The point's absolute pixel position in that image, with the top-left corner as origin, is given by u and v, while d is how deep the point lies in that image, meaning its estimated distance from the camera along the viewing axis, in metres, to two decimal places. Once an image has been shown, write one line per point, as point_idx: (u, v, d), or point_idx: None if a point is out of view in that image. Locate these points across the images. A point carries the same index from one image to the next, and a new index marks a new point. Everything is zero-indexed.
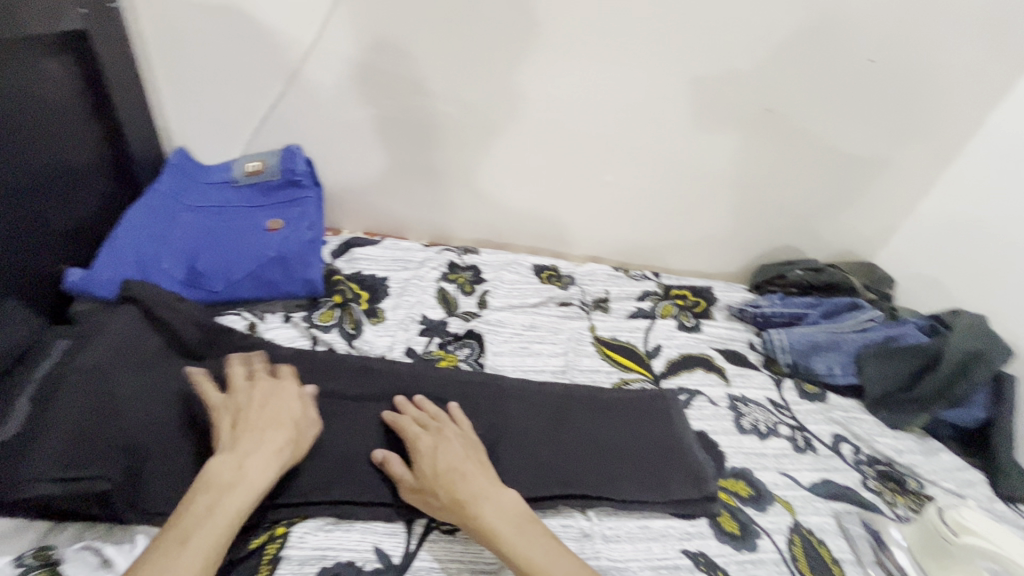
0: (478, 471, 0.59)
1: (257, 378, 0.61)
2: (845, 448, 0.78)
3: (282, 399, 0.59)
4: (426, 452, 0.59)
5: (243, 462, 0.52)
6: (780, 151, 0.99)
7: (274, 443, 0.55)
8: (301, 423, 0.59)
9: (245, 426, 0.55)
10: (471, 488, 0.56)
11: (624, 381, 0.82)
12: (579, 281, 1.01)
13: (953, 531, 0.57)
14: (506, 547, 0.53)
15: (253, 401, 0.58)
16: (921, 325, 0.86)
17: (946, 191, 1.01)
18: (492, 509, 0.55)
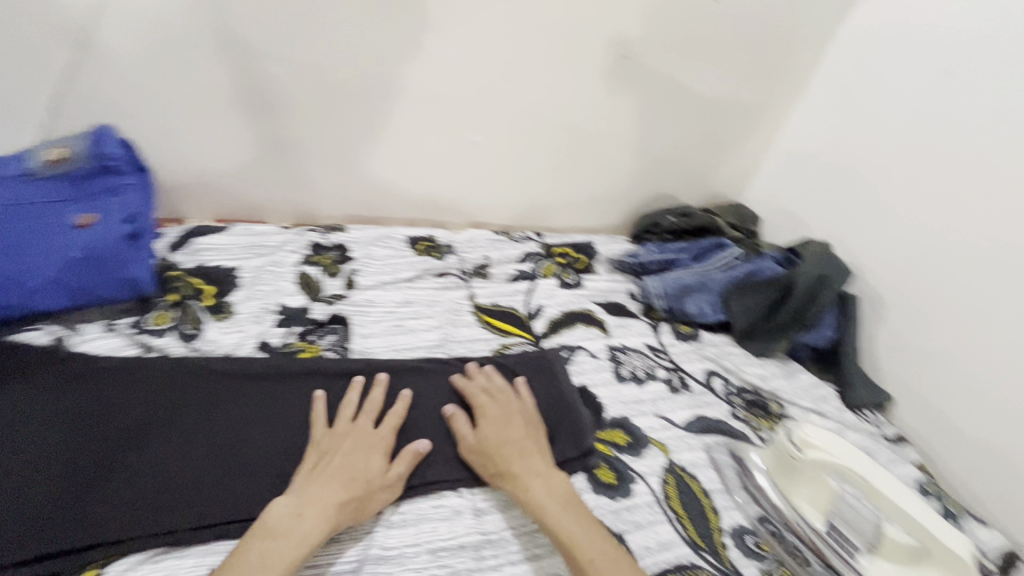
0: (535, 446, 0.62)
1: (341, 428, 0.61)
2: (716, 382, 0.81)
3: (364, 454, 0.58)
4: (496, 422, 0.63)
5: (304, 509, 0.52)
6: (644, 100, 1.00)
7: (338, 497, 0.54)
8: (375, 484, 0.57)
9: (317, 474, 0.56)
10: (524, 464, 0.60)
11: (504, 347, 0.80)
12: (458, 250, 0.97)
13: (798, 446, 0.61)
14: (547, 522, 0.55)
15: (342, 449, 0.58)
16: (777, 257, 0.91)
17: (796, 128, 1.07)
18: (540, 487, 0.58)
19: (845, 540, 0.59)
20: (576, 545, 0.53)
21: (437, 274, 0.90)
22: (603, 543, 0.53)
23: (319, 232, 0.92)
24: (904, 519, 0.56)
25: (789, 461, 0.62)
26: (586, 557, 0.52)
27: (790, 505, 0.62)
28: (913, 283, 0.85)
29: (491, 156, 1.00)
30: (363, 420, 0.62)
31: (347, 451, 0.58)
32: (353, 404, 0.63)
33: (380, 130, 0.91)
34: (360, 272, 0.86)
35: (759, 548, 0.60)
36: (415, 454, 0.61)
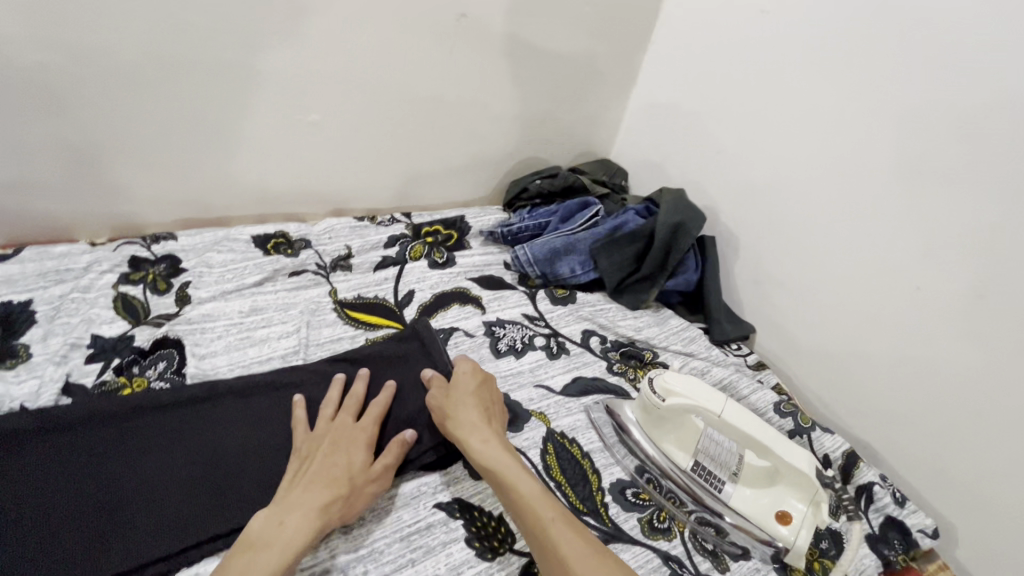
0: (494, 414, 0.61)
1: (317, 430, 0.58)
2: (593, 341, 0.82)
3: (343, 450, 0.56)
4: (465, 385, 0.63)
5: (287, 516, 0.49)
6: (492, 62, 0.95)
7: (321, 497, 0.51)
8: (359, 478, 0.54)
9: (298, 481, 0.53)
10: (486, 427, 0.58)
11: (371, 341, 0.75)
12: (314, 242, 0.89)
13: (661, 395, 0.61)
14: (504, 478, 0.53)
15: (319, 452, 0.56)
16: (640, 210, 0.92)
17: (647, 79, 1.09)
18: (496, 448, 0.56)
19: (712, 475, 0.62)
20: (534, 502, 0.50)
21: (291, 273, 0.82)
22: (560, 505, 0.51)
23: (140, 242, 0.79)
24: (757, 448, 0.59)
25: (655, 410, 0.62)
26: (543, 514, 0.49)
27: (662, 452, 0.63)
28: (758, 217, 0.90)
29: (337, 136, 0.91)
30: (343, 419, 0.59)
31: (327, 451, 0.56)
32: (333, 402, 0.61)
33: (195, 120, 0.78)
34: (196, 284, 0.76)
35: (639, 498, 0.61)
36: (402, 443, 0.58)
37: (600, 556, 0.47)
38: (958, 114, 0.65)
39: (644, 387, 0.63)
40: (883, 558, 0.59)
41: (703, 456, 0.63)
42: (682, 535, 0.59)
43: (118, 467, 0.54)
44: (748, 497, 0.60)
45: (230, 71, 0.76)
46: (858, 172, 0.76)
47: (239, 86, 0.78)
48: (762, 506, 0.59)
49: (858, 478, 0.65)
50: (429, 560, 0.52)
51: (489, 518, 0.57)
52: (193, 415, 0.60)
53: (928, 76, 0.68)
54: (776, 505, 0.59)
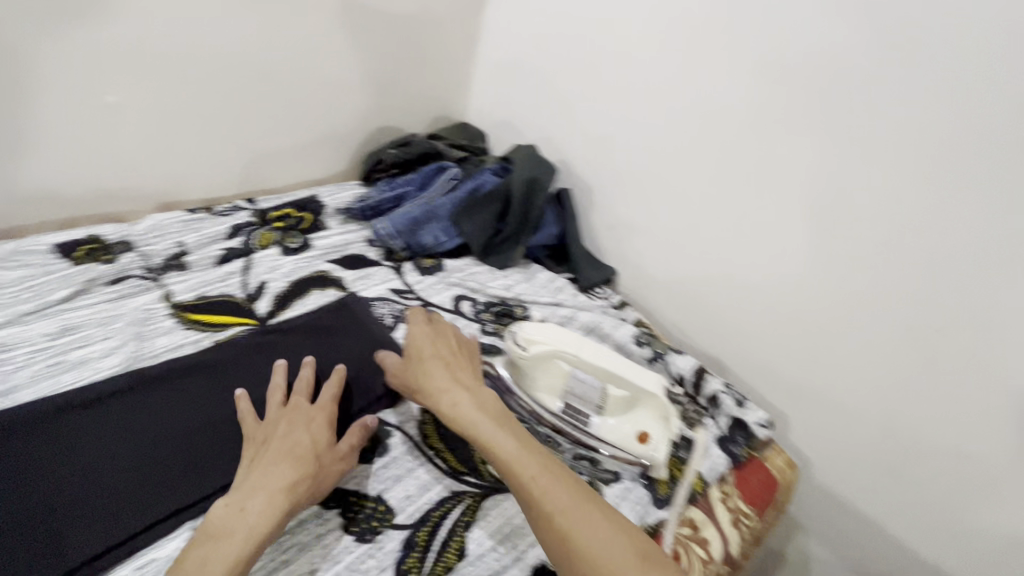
0: (461, 366, 0.59)
1: (272, 417, 0.55)
2: (465, 305, 0.82)
3: (305, 429, 0.54)
4: (422, 346, 0.61)
5: (248, 501, 0.47)
6: (321, 24, 0.88)
7: (288, 476, 0.49)
8: (326, 458, 0.53)
9: (261, 463, 0.51)
10: (456, 385, 0.56)
11: (219, 342, 0.68)
12: (138, 244, 0.78)
13: (524, 346, 0.65)
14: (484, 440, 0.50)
15: (277, 431, 0.53)
16: (496, 169, 0.92)
17: (490, 39, 1.08)
18: (469, 407, 0.53)
19: (579, 412, 0.64)
20: (516, 461, 0.49)
21: (111, 282, 0.72)
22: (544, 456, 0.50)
23: None
24: (613, 378, 0.64)
25: (520, 362, 0.65)
26: (528, 474, 0.48)
27: (534, 401, 0.65)
28: (606, 167, 0.95)
29: (147, 120, 0.79)
30: (295, 400, 0.57)
31: (287, 431, 0.53)
32: (280, 389, 0.59)
33: None
34: None
35: None
36: (365, 427, 0.58)
37: (587, 508, 0.46)
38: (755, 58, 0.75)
39: (507, 341, 0.65)
40: (731, 454, 0.68)
41: (570, 396, 0.65)
42: None
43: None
44: (614, 426, 0.64)
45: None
46: (687, 114, 0.83)
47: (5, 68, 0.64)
48: (626, 431, 0.64)
49: (707, 389, 0.73)
50: (303, 557, 0.50)
51: (365, 500, 0.55)
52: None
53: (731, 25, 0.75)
54: (636, 427, 0.64)
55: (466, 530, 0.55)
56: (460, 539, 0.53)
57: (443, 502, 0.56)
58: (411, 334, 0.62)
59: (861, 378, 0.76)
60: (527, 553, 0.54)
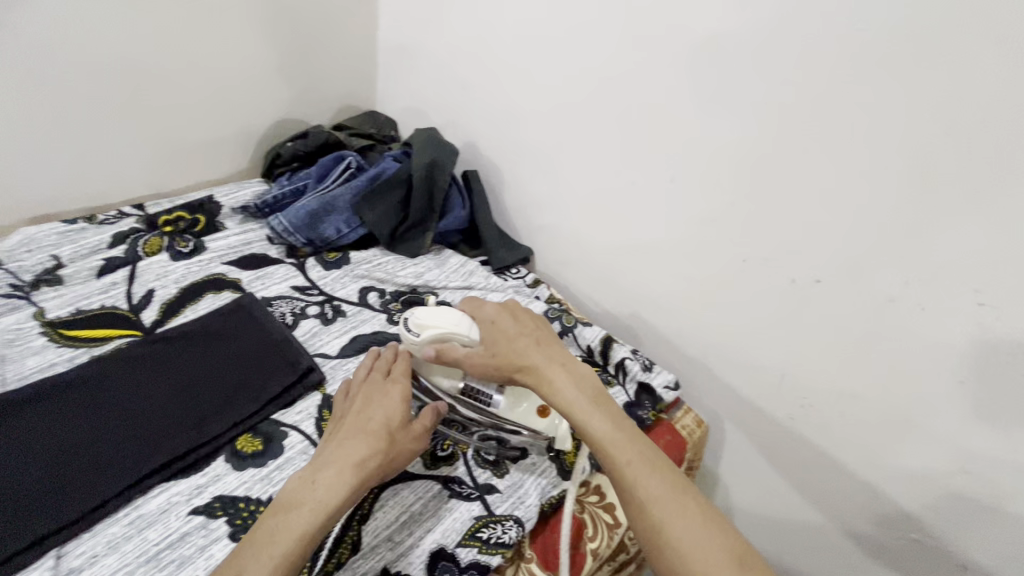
0: (550, 345, 0.57)
1: (355, 390, 0.58)
2: (372, 297, 0.80)
3: (381, 404, 0.55)
4: (504, 327, 0.58)
5: (319, 473, 0.48)
6: (197, 14, 0.82)
7: (360, 453, 0.50)
8: (399, 435, 0.53)
9: (339, 437, 0.52)
10: (551, 365, 0.54)
11: (96, 357, 0.64)
12: (4, 260, 0.72)
13: (416, 331, 0.59)
14: (581, 423, 0.51)
15: (355, 409, 0.55)
16: (397, 155, 0.89)
17: (389, 21, 1.04)
18: (566, 388, 0.53)
19: (478, 392, 0.60)
20: (611, 446, 0.49)
21: None
22: (644, 446, 0.49)
23: None
24: None
25: (414, 347, 0.60)
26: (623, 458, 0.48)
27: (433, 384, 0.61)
28: (511, 146, 0.93)
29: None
30: (375, 378, 0.58)
31: (364, 408, 0.54)
32: (364, 366, 0.60)
33: None
34: None
35: None
36: (435, 413, 0.57)
37: (681, 500, 0.46)
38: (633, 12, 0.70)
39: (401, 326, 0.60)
40: (638, 418, 0.69)
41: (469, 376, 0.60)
42: (465, 456, 0.62)
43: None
44: (513, 404, 0.60)
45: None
46: (581, 80, 0.78)
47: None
48: (525, 407, 0.60)
49: (615, 356, 0.74)
50: (183, 571, 0.48)
51: (255, 505, 0.53)
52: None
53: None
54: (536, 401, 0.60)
55: (362, 524, 0.53)
56: (354, 533, 0.52)
57: None
58: (490, 317, 0.59)
59: (765, 350, 0.72)
60: (424, 539, 0.53)
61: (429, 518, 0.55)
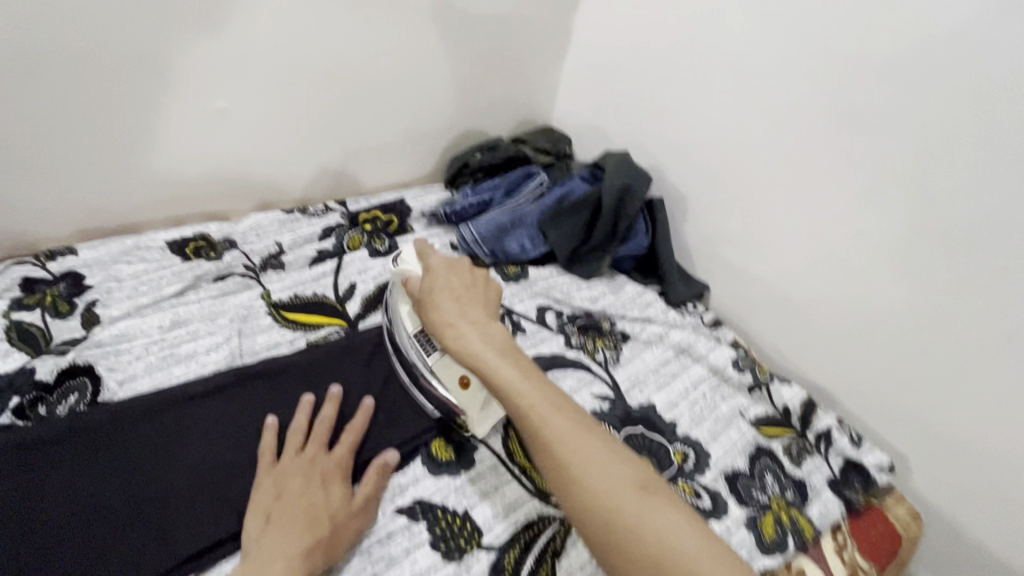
0: (473, 301, 0.53)
1: (286, 461, 0.54)
2: (549, 316, 0.79)
3: (319, 486, 0.52)
4: (434, 278, 0.55)
5: (269, 566, 0.45)
6: (419, 29, 0.88)
7: (301, 542, 0.47)
8: (341, 514, 0.50)
9: (278, 521, 0.49)
10: (461, 317, 0.51)
11: (311, 343, 0.69)
12: (240, 242, 0.81)
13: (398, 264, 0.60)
14: (484, 375, 0.47)
15: (292, 491, 0.51)
16: (585, 176, 0.89)
17: (582, 38, 1.04)
18: (469, 344, 0.49)
19: (427, 340, 0.61)
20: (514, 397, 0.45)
21: (216, 279, 0.75)
22: (551, 396, 0.45)
23: (32, 262, 0.69)
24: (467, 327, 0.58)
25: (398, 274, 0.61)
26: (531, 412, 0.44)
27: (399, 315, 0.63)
28: (701, 173, 0.89)
29: (252, 122, 0.82)
30: (312, 449, 0.55)
31: (301, 489, 0.51)
32: (300, 430, 0.57)
33: (79, 111, 0.68)
34: (105, 302, 0.67)
35: None
36: (382, 472, 0.55)
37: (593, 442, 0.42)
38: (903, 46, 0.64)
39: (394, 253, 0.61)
40: (846, 498, 0.62)
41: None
42: None
43: (9, 524, 0.47)
44: (445, 360, 0.59)
45: (107, 53, 0.65)
46: (811, 113, 0.73)
47: (119, 70, 0.67)
48: (450, 368, 0.59)
49: (817, 424, 0.68)
50: (393, 572, 0.50)
51: (454, 517, 0.54)
52: (95, 446, 0.53)
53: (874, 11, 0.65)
54: (461, 369, 0.59)
55: (555, 558, 0.53)
56: (548, 566, 0.52)
57: (530, 524, 0.55)
58: (427, 261, 0.57)
59: None
60: None
61: None
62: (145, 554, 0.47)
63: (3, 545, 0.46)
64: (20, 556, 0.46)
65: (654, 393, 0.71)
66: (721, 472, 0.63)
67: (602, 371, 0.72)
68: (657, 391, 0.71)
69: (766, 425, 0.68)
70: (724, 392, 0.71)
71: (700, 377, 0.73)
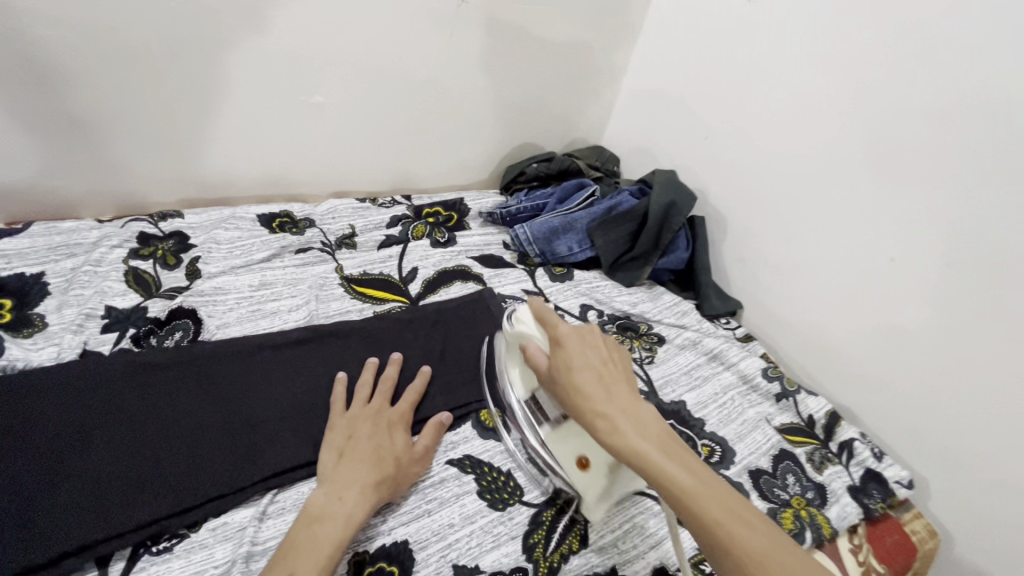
0: (613, 377, 0.49)
1: (354, 407, 0.60)
2: (591, 314, 0.85)
3: (386, 432, 0.58)
4: (568, 354, 0.50)
5: (344, 491, 0.51)
6: (494, 49, 0.98)
7: (373, 475, 0.53)
8: (405, 458, 0.56)
9: (350, 456, 0.54)
10: (608, 400, 0.46)
11: (378, 313, 0.77)
12: (318, 222, 0.90)
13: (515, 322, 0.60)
14: (645, 471, 0.42)
15: (362, 433, 0.57)
16: (634, 191, 0.96)
17: (640, 67, 1.13)
18: (624, 432, 0.44)
19: (538, 409, 0.59)
20: (686, 497, 0.40)
21: (298, 251, 0.83)
22: (724, 497, 0.40)
23: (147, 219, 0.79)
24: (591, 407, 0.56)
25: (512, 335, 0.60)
26: (707, 516, 0.39)
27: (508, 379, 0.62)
28: (743, 198, 0.95)
29: (340, 117, 0.93)
30: (379, 401, 0.61)
31: (370, 431, 0.57)
32: (368, 383, 0.63)
33: (200, 97, 0.80)
34: (205, 260, 0.77)
35: None
36: (439, 426, 0.61)
37: (789, 562, 0.37)
38: (939, 88, 0.69)
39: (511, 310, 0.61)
40: (864, 505, 0.65)
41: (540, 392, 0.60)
42: None
43: (125, 430, 0.54)
44: (558, 437, 0.58)
45: (233, 53, 0.78)
46: (851, 147, 0.79)
47: (236, 66, 0.80)
48: (565, 448, 0.57)
49: (840, 435, 0.72)
50: (443, 510, 0.55)
51: (499, 474, 0.60)
52: (197, 376, 0.61)
53: (914, 56, 0.71)
54: (577, 448, 0.57)
55: (588, 520, 0.58)
56: (583, 526, 0.57)
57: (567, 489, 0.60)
58: (557, 332, 0.52)
59: None
60: (648, 553, 0.56)
61: (649, 531, 0.58)
62: (236, 467, 0.54)
63: (125, 442, 0.54)
64: (135, 457, 0.52)
65: (685, 392, 0.76)
66: (745, 468, 0.67)
67: (637, 368, 0.78)
68: (688, 391, 0.76)
69: (791, 432, 0.72)
70: (752, 399, 0.76)
71: (730, 383, 0.78)
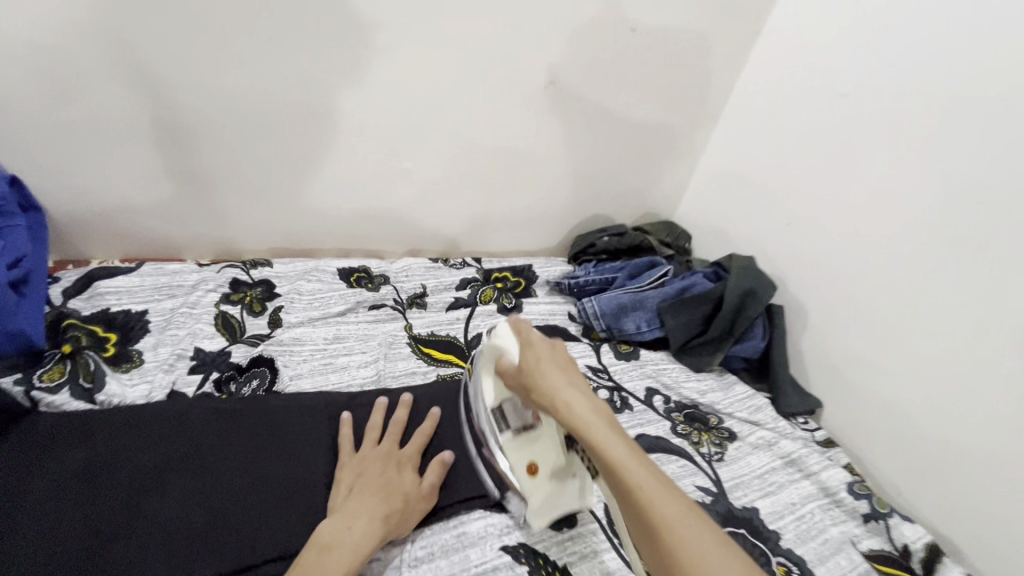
0: (570, 369, 0.51)
1: (363, 450, 0.61)
2: (656, 400, 0.81)
3: (396, 470, 0.59)
4: (536, 347, 0.52)
5: (355, 520, 0.52)
6: (574, 126, 1.01)
7: (380, 508, 0.53)
8: (412, 496, 0.57)
9: (359, 490, 0.55)
10: (567, 387, 0.48)
11: (442, 378, 0.77)
12: (392, 279, 0.94)
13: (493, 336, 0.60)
14: (592, 446, 0.43)
15: (371, 469, 0.58)
16: (707, 273, 0.94)
17: (721, 148, 1.12)
18: (578, 407, 0.46)
19: (502, 418, 0.61)
20: (625, 470, 0.41)
21: (371, 306, 0.86)
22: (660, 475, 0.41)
23: (241, 267, 0.85)
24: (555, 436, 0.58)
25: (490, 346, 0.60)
26: (639, 486, 0.40)
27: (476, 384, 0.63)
28: (829, 290, 0.90)
29: (424, 182, 0.98)
30: (389, 443, 0.62)
31: (380, 469, 0.58)
32: (377, 427, 0.63)
33: (296, 159, 0.87)
34: (287, 309, 0.81)
35: None
36: (444, 464, 0.61)
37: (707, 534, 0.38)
38: None
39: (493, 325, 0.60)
40: None
41: (507, 403, 0.61)
42: None
43: (199, 476, 0.56)
44: (515, 444, 0.60)
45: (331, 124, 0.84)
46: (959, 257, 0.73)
47: (332, 133, 0.86)
48: (518, 454, 0.59)
49: None
50: None
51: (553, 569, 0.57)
52: (270, 426, 0.63)
53: None
54: (529, 456, 0.59)
55: None
56: None
57: None
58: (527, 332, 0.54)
59: None
60: None
61: None
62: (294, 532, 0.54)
63: (199, 489, 0.55)
64: (207, 504, 0.54)
65: (758, 498, 0.70)
66: None
67: (706, 465, 0.73)
68: (761, 497, 0.70)
69: (884, 562, 0.64)
70: (835, 515, 0.69)
71: (809, 494, 0.71)
